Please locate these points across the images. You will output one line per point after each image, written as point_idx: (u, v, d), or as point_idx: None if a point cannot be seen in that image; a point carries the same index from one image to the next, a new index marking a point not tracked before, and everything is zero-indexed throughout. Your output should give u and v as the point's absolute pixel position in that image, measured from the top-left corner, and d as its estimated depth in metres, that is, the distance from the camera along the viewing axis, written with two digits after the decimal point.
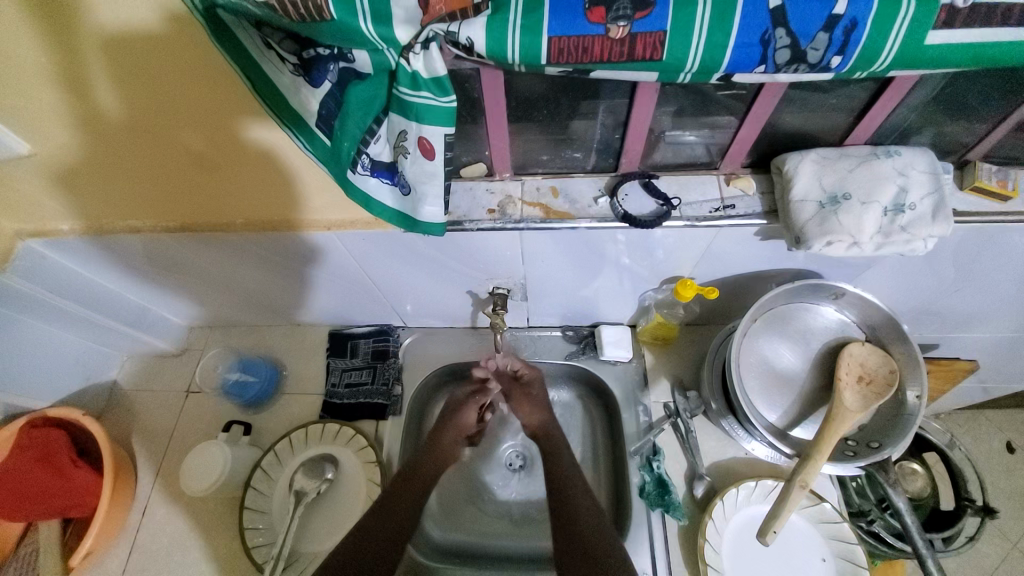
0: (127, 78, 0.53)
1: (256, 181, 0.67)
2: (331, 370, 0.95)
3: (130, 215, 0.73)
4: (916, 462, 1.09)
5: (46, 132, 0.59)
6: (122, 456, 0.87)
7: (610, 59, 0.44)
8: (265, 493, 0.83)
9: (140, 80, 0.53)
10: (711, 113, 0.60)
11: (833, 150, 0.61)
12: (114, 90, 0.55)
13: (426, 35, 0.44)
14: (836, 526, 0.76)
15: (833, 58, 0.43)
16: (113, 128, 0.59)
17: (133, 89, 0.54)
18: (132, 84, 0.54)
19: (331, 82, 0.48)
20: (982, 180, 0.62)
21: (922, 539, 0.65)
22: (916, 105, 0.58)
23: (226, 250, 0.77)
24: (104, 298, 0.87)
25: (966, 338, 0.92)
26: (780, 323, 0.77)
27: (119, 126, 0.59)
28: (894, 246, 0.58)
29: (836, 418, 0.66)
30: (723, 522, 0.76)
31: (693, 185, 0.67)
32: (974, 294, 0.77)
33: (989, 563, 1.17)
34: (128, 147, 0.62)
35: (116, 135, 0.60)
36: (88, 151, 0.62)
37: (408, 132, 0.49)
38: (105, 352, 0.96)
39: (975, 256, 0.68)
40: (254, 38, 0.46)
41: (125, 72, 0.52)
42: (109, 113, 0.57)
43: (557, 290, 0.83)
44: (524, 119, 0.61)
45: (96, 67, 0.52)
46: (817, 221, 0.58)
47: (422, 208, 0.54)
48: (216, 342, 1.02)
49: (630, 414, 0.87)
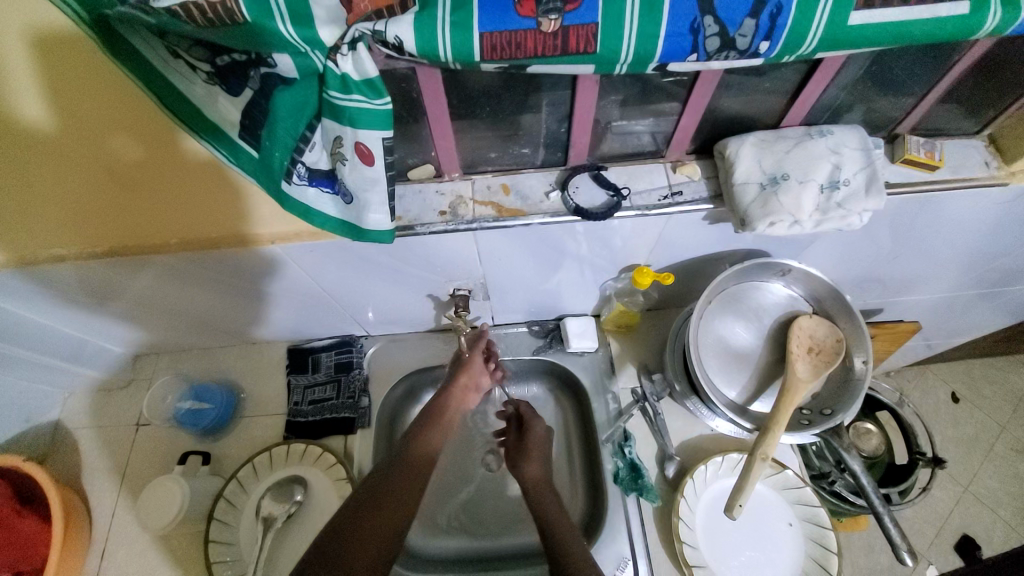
0: (51, 85, 0.50)
1: (196, 194, 0.63)
2: (293, 388, 0.91)
3: (53, 243, 0.67)
4: (870, 423, 1.16)
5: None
6: (71, 501, 0.80)
7: (545, 54, 0.43)
8: (230, 523, 0.79)
9: (64, 86, 0.50)
10: (653, 101, 0.60)
11: (770, 133, 0.63)
12: (30, 99, 0.51)
13: (352, 35, 0.42)
14: (799, 491, 0.79)
15: (761, 43, 0.44)
16: (32, 143, 0.54)
17: (56, 98, 0.51)
18: (56, 92, 0.50)
19: (251, 88, 0.45)
20: (911, 153, 0.65)
21: (877, 495, 0.68)
22: (844, 85, 0.60)
23: (170, 271, 0.72)
24: (35, 334, 0.80)
25: (907, 300, 0.98)
26: (733, 303, 0.80)
27: (40, 141, 0.54)
28: (832, 222, 0.60)
29: (791, 389, 0.69)
30: (694, 498, 0.79)
31: (641, 174, 0.67)
32: (912, 260, 0.82)
33: (942, 507, 1.26)
34: (50, 165, 0.57)
35: (35, 150, 0.55)
36: (3, 174, 0.57)
37: (344, 138, 0.46)
38: (43, 392, 0.89)
39: (909, 224, 0.72)
40: (156, 48, 0.42)
41: (47, 79, 0.49)
42: (28, 126, 0.53)
43: (518, 286, 0.83)
44: (468, 117, 0.60)
45: (14, 75, 0.49)
46: (760, 203, 0.60)
47: (367, 217, 0.52)
48: (165, 369, 0.96)
49: (599, 403, 0.88)
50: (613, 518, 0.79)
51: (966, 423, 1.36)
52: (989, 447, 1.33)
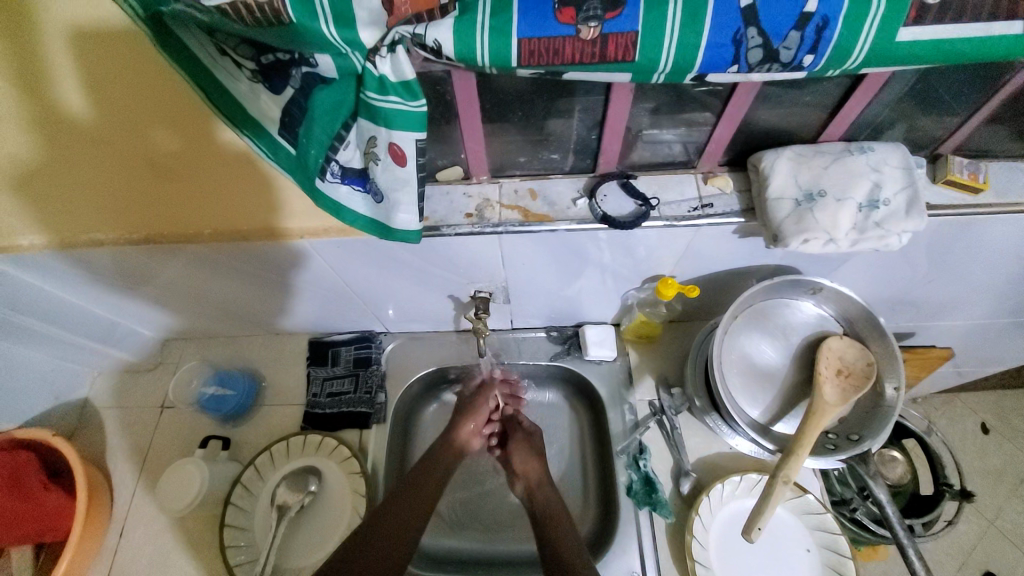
0: (95, 76, 0.51)
1: (227, 185, 0.64)
2: (312, 380, 0.92)
3: (91, 228, 0.69)
4: (896, 450, 1.11)
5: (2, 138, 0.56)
6: (95, 478, 0.83)
7: (581, 61, 0.43)
8: (246, 509, 0.81)
9: (107, 77, 0.52)
10: (687, 111, 0.60)
11: (808, 147, 0.61)
12: (78, 89, 0.53)
13: (392, 37, 0.42)
14: (820, 517, 0.77)
15: (805, 56, 0.43)
16: (75, 130, 0.57)
17: (100, 89, 0.53)
18: (100, 82, 0.52)
19: (293, 87, 0.46)
20: (954, 174, 0.63)
21: (903, 527, 0.66)
22: (888, 101, 0.58)
23: (199, 259, 0.74)
24: (70, 313, 0.83)
25: (941, 325, 0.94)
26: (760, 319, 0.78)
27: (82, 129, 0.57)
28: (868, 242, 0.58)
29: (817, 411, 0.67)
30: (709, 517, 0.77)
31: (671, 184, 0.67)
32: (948, 284, 0.79)
33: (968, 542, 1.21)
34: (93, 152, 0.59)
35: (77, 137, 0.57)
36: (50, 160, 0.60)
37: (378, 138, 0.47)
38: (75, 369, 0.92)
39: (948, 247, 0.69)
40: (205, 45, 0.44)
41: (91, 69, 0.51)
42: (72, 114, 0.55)
43: (539, 291, 0.83)
44: (499, 120, 0.60)
45: (60, 64, 0.50)
46: (794, 219, 0.58)
47: (396, 216, 0.52)
48: (191, 354, 0.99)
49: (616, 413, 0.87)
50: (623, 531, 0.78)
51: (998, 456, 1.30)
52: (1022, 482, 1.26)
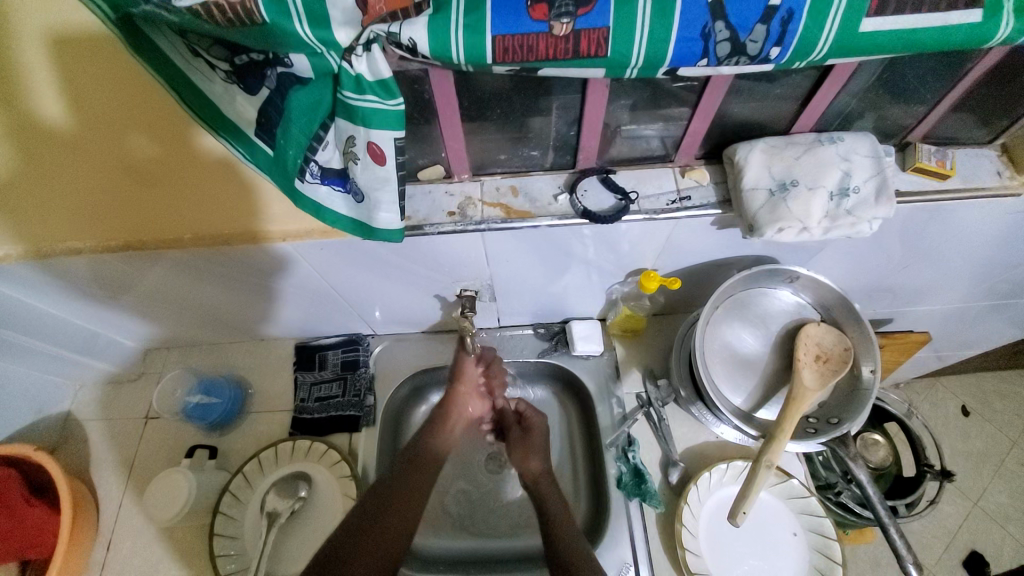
0: (69, 81, 0.51)
1: (207, 191, 0.64)
2: (300, 385, 0.92)
3: (67, 236, 0.68)
4: (877, 433, 1.15)
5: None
6: (79, 492, 0.81)
7: (556, 57, 0.44)
8: (235, 517, 0.80)
9: (82, 84, 0.51)
10: (663, 106, 0.61)
11: (780, 139, 0.63)
12: (52, 96, 0.52)
13: (367, 36, 0.42)
14: (804, 501, 0.78)
15: (772, 49, 0.44)
16: (49, 137, 0.56)
17: (75, 95, 0.52)
18: (74, 88, 0.51)
19: (268, 87, 0.46)
20: (922, 161, 0.65)
21: (883, 506, 0.67)
22: (855, 92, 0.60)
23: (180, 266, 0.73)
24: (49, 325, 0.82)
25: (918, 311, 0.97)
26: (740, 309, 0.79)
27: (57, 136, 0.56)
28: (841, 230, 0.60)
29: (797, 397, 0.68)
30: (698, 505, 0.78)
31: (650, 178, 0.68)
32: (923, 269, 0.81)
33: (952, 522, 1.24)
34: (68, 160, 0.58)
35: (52, 144, 0.56)
36: (25, 168, 0.59)
37: (356, 138, 0.47)
38: (55, 382, 0.90)
39: (920, 234, 0.71)
40: (177, 46, 0.43)
41: (66, 76, 0.50)
42: (46, 121, 0.54)
43: (525, 288, 0.83)
44: (479, 118, 0.60)
45: (33, 70, 0.50)
46: (769, 209, 0.60)
47: (377, 215, 0.52)
48: (176, 363, 0.97)
49: (604, 407, 0.88)
50: (616, 523, 0.79)
51: (978, 437, 1.34)
52: (999, 461, 1.30)
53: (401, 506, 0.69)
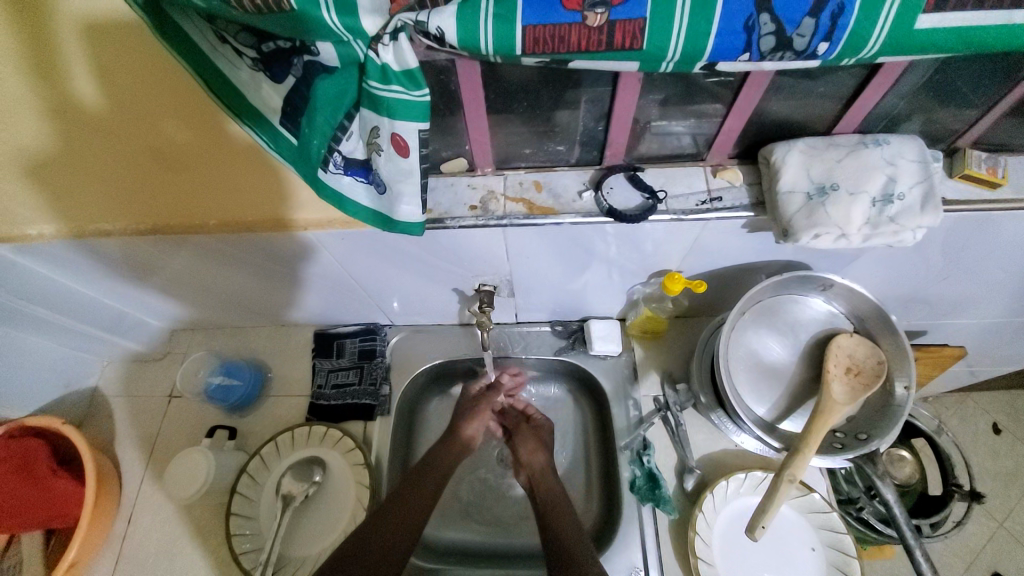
0: (105, 66, 0.51)
1: (233, 178, 0.64)
2: (317, 371, 0.93)
3: (100, 218, 0.70)
4: (904, 450, 1.11)
5: (14, 127, 0.56)
6: (104, 465, 0.84)
7: (588, 49, 0.42)
8: (252, 499, 0.82)
9: (117, 69, 0.51)
10: (696, 102, 0.58)
11: (821, 139, 0.60)
12: (88, 80, 0.52)
13: (394, 25, 0.42)
14: (825, 516, 0.76)
15: (820, 44, 0.41)
16: (86, 120, 0.56)
17: (111, 80, 0.52)
18: (110, 73, 0.52)
19: (294, 75, 0.46)
20: (972, 168, 0.61)
21: (910, 528, 0.64)
22: (905, 93, 0.56)
23: (203, 251, 0.74)
24: (79, 304, 0.84)
25: (955, 324, 0.92)
26: (768, 315, 0.77)
27: (93, 119, 0.56)
28: (882, 238, 0.57)
29: (825, 410, 0.65)
30: (713, 514, 0.76)
31: (679, 177, 0.65)
32: (964, 281, 0.77)
33: (977, 543, 1.19)
34: (102, 143, 0.59)
35: (88, 127, 0.57)
36: (61, 149, 0.60)
37: (380, 128, 0.46)
38: (84, 359, 0.93)
39: (964, 244, 0.67)
40: (205, 32, 0.43)
41: (102, 60, 0.50)
42: (83, 104, 0.55)
43: (545, 285, 0.82)
44: (504, 111, 0.59)
45: (71, 54, 0.50)
46: (805, 213, 0.57)
47: (398, 207, 0.51)
48: (199, 345, 1.00)
49: (620, 409, 0.87)
50: (626, 527, 0.78)
51: (1010, 457, 1.27)
52: None
53: (410, 499, 0.71)
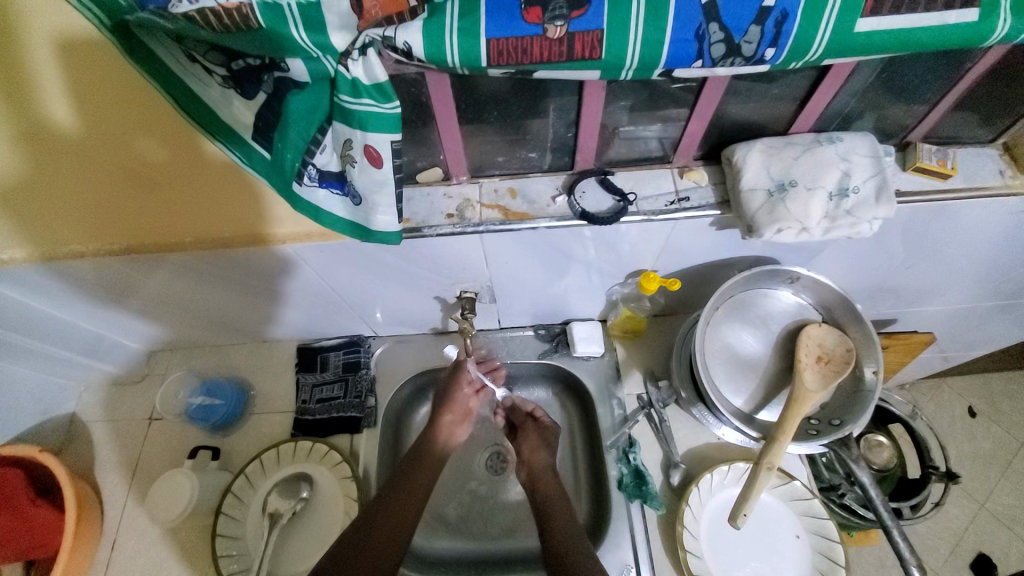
0: (79, 89, 0.51)
1: (209, 196, 0.64)
2: (302, 386, 0.92)
3: (72, 240, 0.69)
4: (882, 435, 1.13)
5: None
6: (84, 493, 0.82)
7: (550, 60, 0.44)
8: (238, 518, 0.81)
9: (89, 90, 0.51)
10: (661, 107, 0.61)
11: (779, 139, 0.63)
12: (59, 102, 0.52)
13: (363, 41, 0.43)
14: (807, 503, 0.78)
15: (767, 50, 0.44)
16: (59, 143, 0.56)
17: (86, 102, 0.52)
18: (85, 96, 0.52)
19: (265, 92, 0.47)
20: (923, 161, 0.65)
21: (886, 508, 0.67)
22: (854, 92, 0.60)
23: (180, 269, 0.74)
24: (53, 328, 0.82)
25: (921, 311, 0.96)
26: (740, 310, 0.79)
27: (66, 142, 0.56)
28: (841, 230, 0.59)
29: (799, 398, 0.68)
30: (699, 506, 0.78)
31: (648, 179, 0.68)
32: (925, 269, 0.81)
33: (957, 523, 1.23)
34: (74, 164, 0.59)
35: (61, 150, 0.57)
36: (31, 172, 0.59)
37: (353, 140, 0.47)
38: (59, 385, 0.91)
39: (922, 233, 0.71)
40: (174, 52, 0.44)
41: (76, 83, 0.51)
42: (55, 127, 0.54)
43: (525, 289, 0.83)
44: (475, 121, 0.60)
45: (44, 78, 0.50)
46: (768, 210, 0.59)
47: (374, 217, 0.52)
48: (180, 366, 0.98)
49: (605, 409, 0.88)
50: (617, 525, 0.79)
51: (984, 438, 1.32)
52: (1007, 463, 1.29)
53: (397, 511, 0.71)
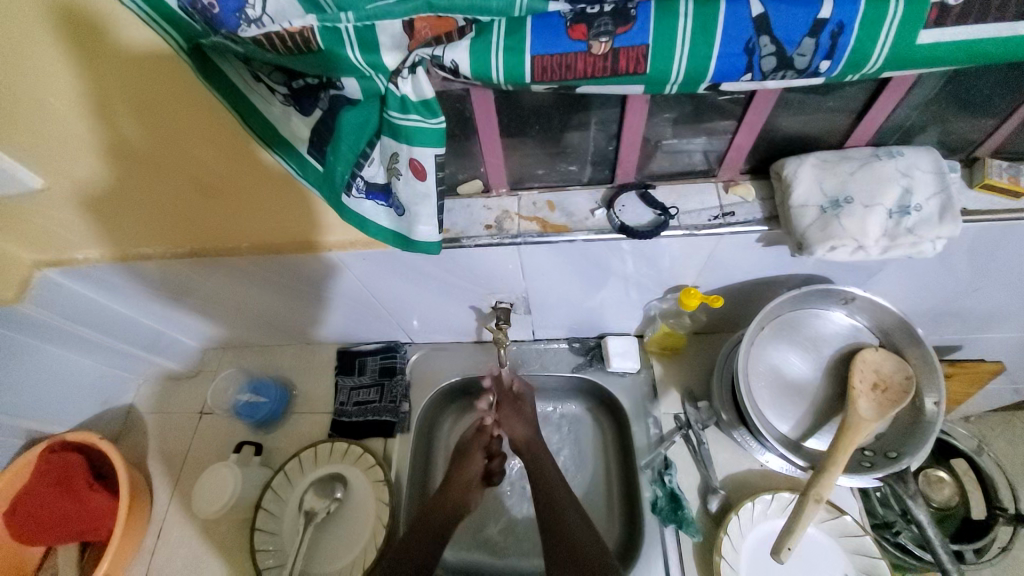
0: (154, 109, 0.55)
1: (263, 204, 0.68)
2: (340, 388, 0.95)
3: (141, 243, 0.75)
4: (943, 470, 1.05)
5: (71, 163, 0.61)
6: (136, 482, 0.87)
7: (593, 75, 0.44)
8: (275, 514, 0.84)
9: (161, 109, 0.55)
10: (706, 120, 0.59)
11: (833, 153, 0.60)
12: (135, 120, 0.56)
13: (413, 60, 0.44)
14: (858, 540, 0.73)
15: (821, 62, 0.42)
16: (136, 156, 0.61)
17: (160, 120, 0.56)
18: (159, 114, 0.56)
19: (321, 108, 0.49)
20: (993, 178, 0.60)
21: (946, 551, 0.61)
22: (917, 104, 0.56)
23: (234, 272, 0.79)
24: (120, 324, 0.89)
25: (990, 338, 0.89)
26: (788, 330, 0.75)
27: (142, 155, 0.61)
28: (901, 249, 0.56)
29: (852, 427, 0.63)
30: (739, 537, 0.74)
31: (692, 194, 0.66)
32: (995, 293, 0.74)
33: None
34: (146, 174, 0.64)
35: (137, 162, 0.62)
36: (110, 181, 0.64)
37: (399, 154, 0.49)
38: (121, 376, 0.98)
39: (991, 254, 0.66)
40: (241, 72, 0.47)
41: (152, 104, 0.55)
42: (134, 142, 0.59)
43: (561, 302, 0.83)
44: (517, 135, 0.61)
45: (121, 98, 0.54)
46: (819, 226, 0.57)
47: (416, 228, 0.54)
48: (229, 363, 1.04)
49: (640, 427, 0.85)
50: (648, 548, 0.76)
51: None
52: None
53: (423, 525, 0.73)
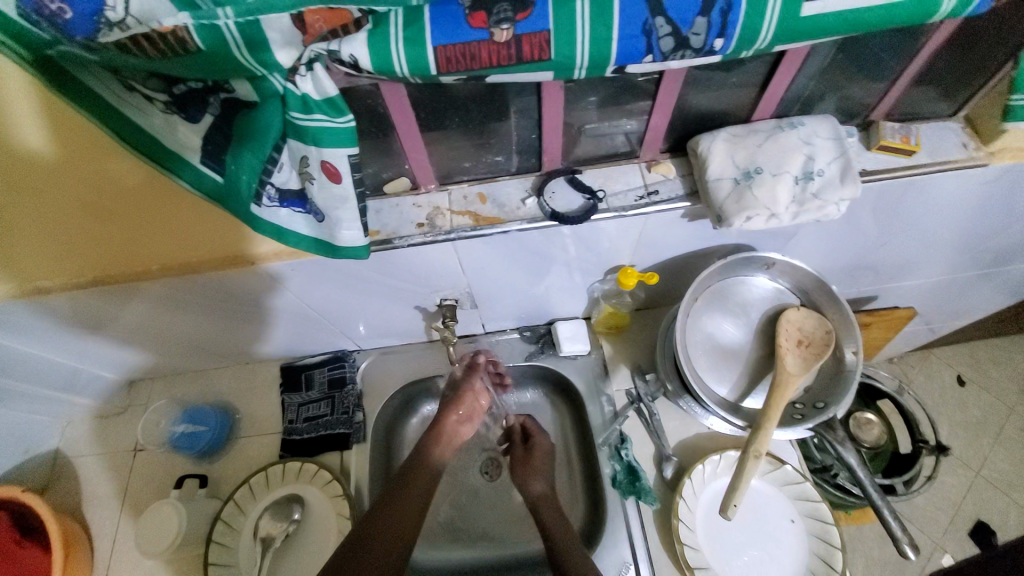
0: (59, 119, 0.51)
1: (187, 220, 0.64)
2: (287, 407, 0.91)
3: (39, 274, 0.66)
4: (871, 413, 1.14)
5: None
6: (71, 532, 0.80)
7: (499, 63, 0.44)
8: (229, 546, 0.79)
9: (65, 122, 0.52)
10: (624, 102, 0.60)
11: (742, 128, 0.63)
12: (33, 134, 0.52)
13: (308, 56, 0.42)
14: (800, 486, 0.78)
15: (715, 40, 0.44)
16: (34, 176, 0.56)
17: (67, 132, 0.53)
18: (66, 124, 0.52)
19: (211, 114, 0.47)
20: (887, 139, 0.65)
21: (874, 487, 0.65)
22: (812, 75, 0.60)
23: (153, 297, 0.73)
24: (33, 366, 0.80)
25: (903, 286, 0.97)
26: (720, 299, 0.79)
27: (42, 172, 0.56)
28: (809, 214, 0.60)
29: (781, 383, 0.68)
30: (693, 499, 0.78)
31: (617, 176, 0.68)
32: (901, 245, 0.81)
33: (954, 493, 1.24)
34: (49, 194, 0.58)
35: (36, 182, 0.56)
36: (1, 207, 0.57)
37: (309, 157, 0.46)
38: (40, 422, 0.89)
39: (893, 211, 0.71)
40: (109, 83, 0.43)
41: (54, 117, 0.51)
42: (35, 160, 0.54)
43: (506, 293, 0.83)
44: (437, 128, 0.60)
45: (16, 107, 0.50)
46: (735, 198, 0.59)
47: (339, 233, 0.52)
48: (161, 394, 0.97)
49: (595, 406, 0.88)
50: (613, 523, 0.79)
51: (975, 407, 1.34)
52: (999, 430, 1.30)
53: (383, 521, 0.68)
